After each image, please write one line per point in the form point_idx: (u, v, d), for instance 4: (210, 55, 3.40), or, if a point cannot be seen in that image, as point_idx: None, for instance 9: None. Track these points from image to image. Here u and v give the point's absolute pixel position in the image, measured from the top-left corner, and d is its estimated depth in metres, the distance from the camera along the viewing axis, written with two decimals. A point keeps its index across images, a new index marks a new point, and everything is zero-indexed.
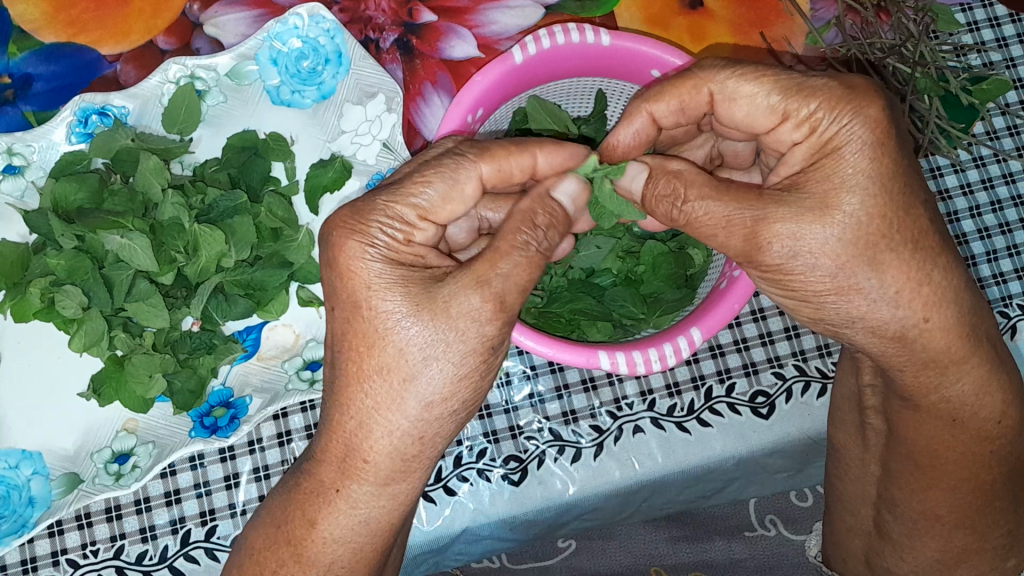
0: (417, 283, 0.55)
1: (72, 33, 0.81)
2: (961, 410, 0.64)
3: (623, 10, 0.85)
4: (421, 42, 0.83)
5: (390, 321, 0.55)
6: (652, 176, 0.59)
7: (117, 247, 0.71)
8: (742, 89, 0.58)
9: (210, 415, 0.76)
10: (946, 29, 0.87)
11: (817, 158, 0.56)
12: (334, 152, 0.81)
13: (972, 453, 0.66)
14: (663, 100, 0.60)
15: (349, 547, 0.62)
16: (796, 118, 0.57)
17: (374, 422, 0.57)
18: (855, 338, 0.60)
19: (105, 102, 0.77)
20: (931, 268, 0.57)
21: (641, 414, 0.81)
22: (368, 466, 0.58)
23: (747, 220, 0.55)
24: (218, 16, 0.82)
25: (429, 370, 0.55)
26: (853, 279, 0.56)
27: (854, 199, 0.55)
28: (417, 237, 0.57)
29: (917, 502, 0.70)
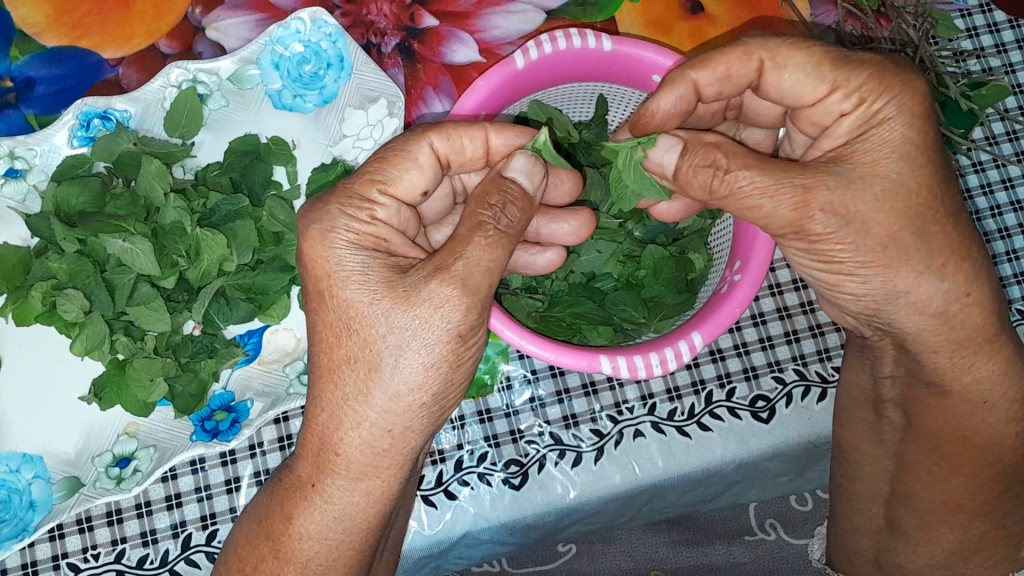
0: (380, 267, 0.56)
1: (74, 36, 0.81)
2: (989, 392, 0.64)
3: (624, 14, 0.85)
4: (423, 46, 0.84)
5: (358, 310, 0.55)
6: (688, 147, 0.59)
7: (119, 251, 0.72)
8: (793, 58, 0.59)
9: (211, 419, 0.76)
10: (945, 34, 0.88)
11: (863, 130, 0.58)
12: (336, 157, 0.81)
13: (999, 436, 0.67)
14: (709, 67, 0.60)
15: (325, 545, 0.62)
16: (845, 89, 0.58)
17: (344, 417, 0.57)
18: (895, 317, 0.61)
19: (108, 106, 0.77)
20: (969, 245, 0.58)
21: (641, 418, 0.81)
22: (337, 459, 0.58)
23: (796, 188, 0.56)
24: (220, 19, 0.82)
25: (398, 360, 0.55)
26: (895, 255, 0.57)
27: (903, 166, 0.56)
28: (380, 216, 0.58)
29: (938, 493, 0.70)
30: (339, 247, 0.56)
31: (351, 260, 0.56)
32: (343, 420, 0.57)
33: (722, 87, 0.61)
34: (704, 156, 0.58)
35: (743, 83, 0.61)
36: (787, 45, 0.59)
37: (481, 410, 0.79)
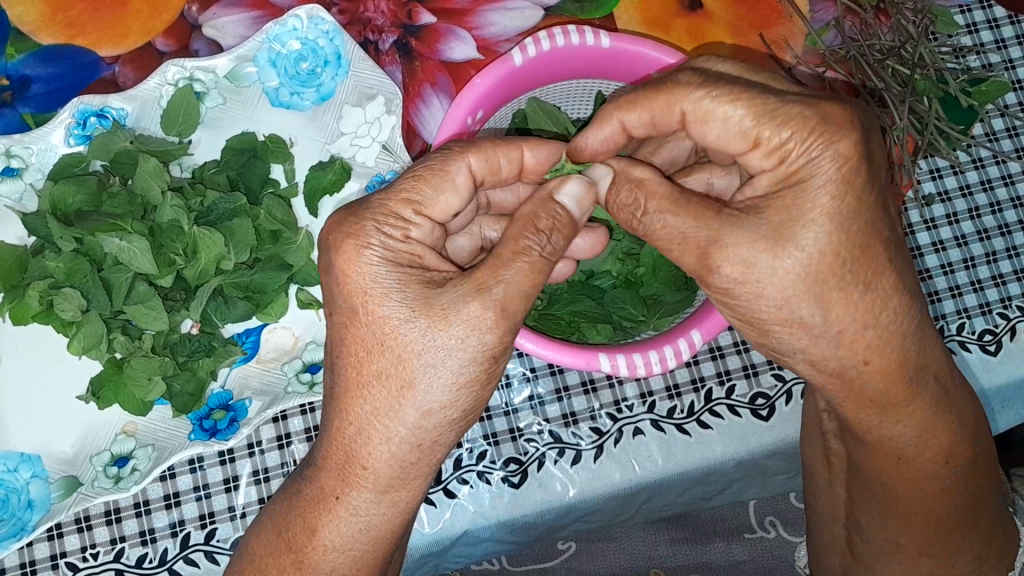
0: (415, 286, 0.55)
1: (71, 34, 0.80)
2: (906, 447, 0.64)
3: (623, 11, 0.85)
4: (421, 43, 0.83)
5: (390, 327, 0.55)
6: (617, 181, 0.58)
7: (117, 250, 0.72)
8: (715, 110, 0.56)
9: (210, 417, 0.76)
10: (944, 30, 0.88)
11: (780, 187, 0.55)
12: (334, 154, 0.81)
13: (925, 489, 0.66)
14: (635, 109, 0.59)
15: (349, 555, 0.61)
16: (768, 145, 0.55)
17: (379, 432, 0.56)
18: (795, 365, 0.60)
19: (103, 104, 0.77)
20: (880, 312, 0.56)
21: (641, 416, 0.81)
22: (366, 472, 0.58)
23: (700, 240, 0.55)
24: (216, 17, 0.82)
25: (429, 378, 0.55)
26: (797, 313, 0.56)
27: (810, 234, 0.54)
28: (414, 232, 0.57)
29: (879, 527, 0.70)
30: (375, 265, 0.55)
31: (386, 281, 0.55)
32: (375, 430, 0.56)
33: (650, 129, 0.60)
34: (628, 194, 0.57)
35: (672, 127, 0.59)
36: (708, 98, 0.56)
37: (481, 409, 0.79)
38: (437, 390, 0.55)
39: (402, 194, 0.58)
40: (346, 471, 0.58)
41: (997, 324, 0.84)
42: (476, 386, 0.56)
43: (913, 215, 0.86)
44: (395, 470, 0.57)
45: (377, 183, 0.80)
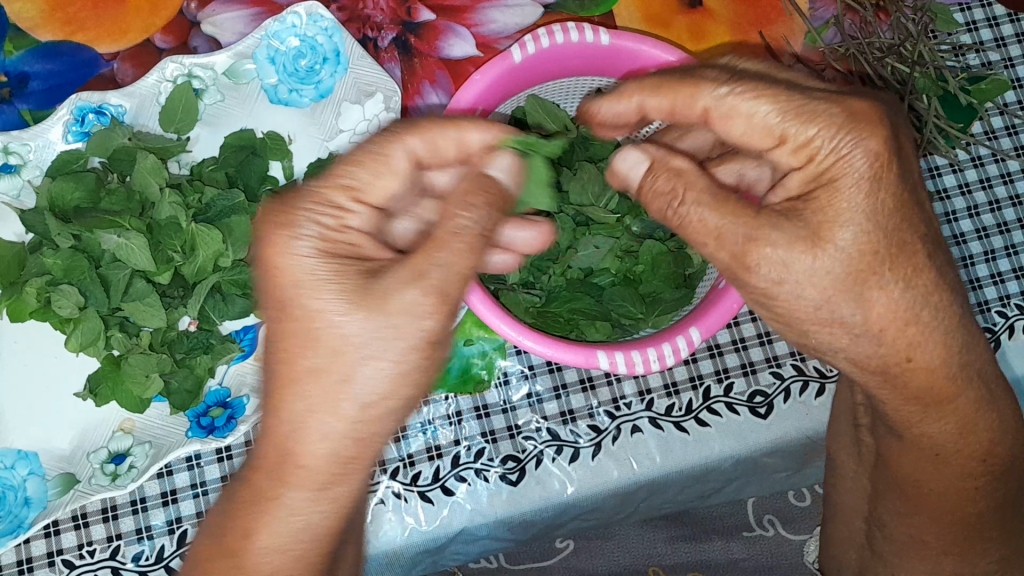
0: (350, 276, 0.53)
1: (69, 31, 0.80)
2: (942, 445, 0.63)
3: (622, 8, 0.85)
4: (420, 41, 0.83)
5: (321, 319, 0.52)
6: (653, 170, 0.59)
7: (115, 246, 0.71)
8: (741, 107, 0.56)
9: (207, 415, 0.75)
10: (944, 28, 0.87)
11: (812, 186, 0.55)
12: (333, 151, 0.81)
13: (955, 487, 0.65)
14: (658, 95, 0.59)
15: (290, 555, 0.55)
16: (794, 142, 0.55)
17: (311, 431, 0.53)
18: (837, 362, 0.60)
19: (102, 101, 0.77)
20: (920, 308, 0.56)
21: (640, 414, 0.80)
22: (301, 471, 0.54)
23: (738, 236, 0.55)
24: (216, 14, 0.82)
25: (367, 368, 0.52)
26: (837, 313, 0.55)
27: (847, 233, 0.53)
28: (350, 221, 0.55)
29: (903, 525, 0.69)
30: (307, 257, 0.53)
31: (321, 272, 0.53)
32: (307, 423, 0.53)
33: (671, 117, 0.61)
34: (665, 183, 0.58)
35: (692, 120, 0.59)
36: (732, 95, 0.56)
37: (478, 406, 0.79)
38: (373, 379, 0.52)
39: (342, 182, 0.56)
40: (275, 478, 0.54)
41: (996, 323, 0.84)
42: (407, 384, 0.54)
43: None
44: (326, 464, 0.54)
45: None
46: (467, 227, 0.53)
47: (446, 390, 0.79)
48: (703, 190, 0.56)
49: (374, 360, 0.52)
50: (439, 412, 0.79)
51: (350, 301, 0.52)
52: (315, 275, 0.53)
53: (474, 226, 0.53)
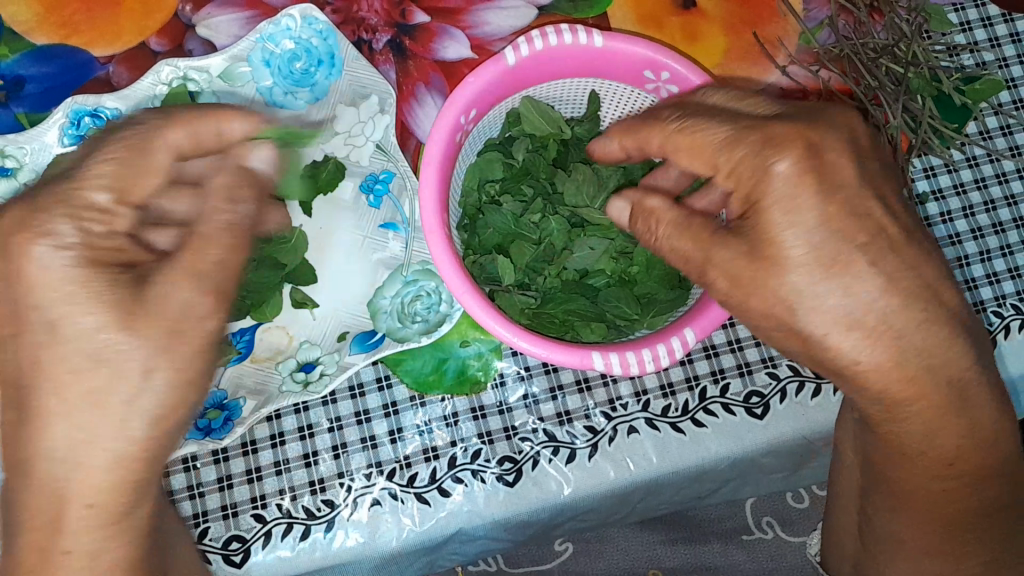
0: (122, 284, 0.53)
1: (64, 34, 0.81)
2: (920, 443, 0.62)
3: (616, 10, 0.85)
4: (415, 43, 0.83)
5: (82, 335, 0.51)
6: (633, 210, 0.63)
7: None
8: (691, 138, 0.59)
9: (204, 417, 0.76)
10: (939, 29, 0.86)
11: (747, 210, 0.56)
12: (328, 154, 0.80)
13: (931, 488, 0.64)
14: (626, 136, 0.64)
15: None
16: (725, 170, 0.57)
17: (83, 451, 0.52)
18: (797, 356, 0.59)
19: (97, 104, 0.76)
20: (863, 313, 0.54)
21: (636, 415, 0.81)
22: (87, 510, 0.53)
23: (698, 257, 0.58)
24: (210, 16, 0.82)
25: (151, 384, 0.53)
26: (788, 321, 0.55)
27: (797, 242, 0.53)
28: (115, 223, 0.55)
29: (888, 522, 0.68)
30: (52, 261, 0.51)
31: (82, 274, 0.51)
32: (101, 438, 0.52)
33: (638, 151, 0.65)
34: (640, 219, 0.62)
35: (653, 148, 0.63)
36: (683, 130, 0.60)
37: (474, 407, 0.79)
38: (150, 394, 0.53)
39: (95, 181, 0.55)
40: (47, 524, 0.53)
41: (992, 323, 0.84)
42: (193, 392, 0.56)
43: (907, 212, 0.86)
44: (111, 484, 0.53)
45: (371, 183, 0.80)
46: (234, 218, 0.57)
47: (442, 391, 0.80)
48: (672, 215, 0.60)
49: (135, 380, 0.53)
50: (435, 414, 0.79)
51: (112, 318, 0.52)
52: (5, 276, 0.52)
53: (244, 222, 0.58)
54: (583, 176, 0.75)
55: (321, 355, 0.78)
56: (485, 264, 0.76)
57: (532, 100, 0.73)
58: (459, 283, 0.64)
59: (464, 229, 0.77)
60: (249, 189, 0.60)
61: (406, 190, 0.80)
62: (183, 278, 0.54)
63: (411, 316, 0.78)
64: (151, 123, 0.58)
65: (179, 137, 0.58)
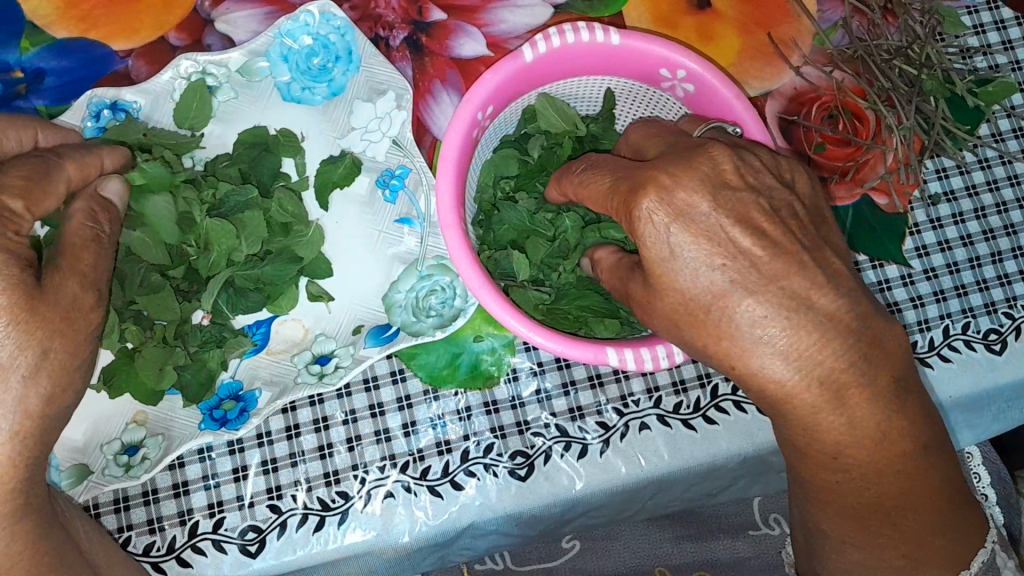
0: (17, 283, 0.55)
1: (84, 28, 0.81)
2: (838, 447, 0.58)
3: (631, 9, 0.86)
4: (431, 40, 0.84)
5: None
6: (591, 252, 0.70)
7: (130, 240, 0.72)
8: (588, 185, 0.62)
9: (220, 408, 0.76)
10: (952, 31, 0.88)
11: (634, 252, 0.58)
12: (344, 149, 0.81)
13: (851, 483, 0.59)
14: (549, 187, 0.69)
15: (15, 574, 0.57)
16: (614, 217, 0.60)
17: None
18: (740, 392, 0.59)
19: (117, 97, 0.78)
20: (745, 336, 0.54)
21: (647, 411, 0.81)
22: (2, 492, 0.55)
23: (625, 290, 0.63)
24: (228, 12, 0.82)
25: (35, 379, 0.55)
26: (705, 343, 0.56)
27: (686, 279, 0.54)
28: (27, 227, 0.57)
29: (814, 519, 0.64)
30: None
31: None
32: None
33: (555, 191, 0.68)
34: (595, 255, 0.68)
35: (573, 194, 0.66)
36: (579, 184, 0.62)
37: (487, 402, 0.80)
38: (32, 397, 0.55)
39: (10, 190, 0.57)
40: None
41: (1003, 324, 0.84)
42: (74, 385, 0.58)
43: (919, 213, 0.86)
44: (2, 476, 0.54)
45: (388, 178, 0.81)
46: (99, 233, 0.62)
47: (455, 385, 0.80)
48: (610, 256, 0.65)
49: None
50: (448, 407, 0.80)
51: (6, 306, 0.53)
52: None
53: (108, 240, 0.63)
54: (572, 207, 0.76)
55: (336, 348, 0.78)
56: (500, 259, 0.76)
57: (549, 96, 0.74)
58: (476, 278, 0.65)
59: (480, 224, 0.78)
60: (106, 215, 0.64)
61: (421, 186, 0.80)
62: (70, 278, 0.58)
63: (426, 310, 0.78)
64: (46, 158, 0.62)
65: (73, 172, 0.64)
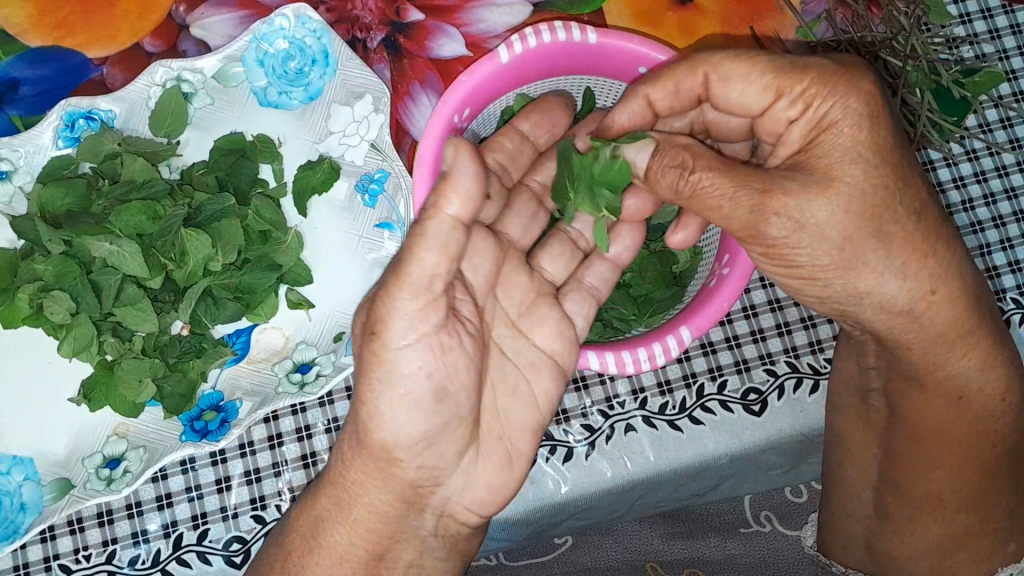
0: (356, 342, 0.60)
1: (59, 35, 0.80)
2: (968, 385, 0.66)
3: (612, 6, 0.85)
4: (410, 41, 0.83)
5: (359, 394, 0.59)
6: (660, 148, 0.61)
7: (106, 254, 0.72)
8: (735, 73, 0.62)
9: (201, 419, 0.76)
10: (939, 20, 0.86)
11: (812, 135, 0.60)
12: (323, 153, 0.81)
13: (977, 431, 0.68)
14: (659, 84, 0.64)
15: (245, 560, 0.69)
16: (790, 96, 0.60)
17: (374, 473, 0.62)
18: (864, 317, 0.62)
19: (92, 106, 0.77)
20: (935, 243, 0.60)
21: (633, 413, 0.80)
22: None
23: (754, 191, 0.57)
24: (205, 17, 0.81)
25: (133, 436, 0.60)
26: (861, 254, 0.59)
27: (857, 169, 0.58)
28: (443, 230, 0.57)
29: (920, 483, 0.71)
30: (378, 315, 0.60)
31: (454, 237, 0.56)
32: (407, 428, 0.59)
33: (672, 100, 0.65)
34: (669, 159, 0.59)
35: (693, 94, 0.64)
36: (728, 58, 0.62)
37: None
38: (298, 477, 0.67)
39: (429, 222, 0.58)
40: None
41: None
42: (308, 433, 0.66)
43: None
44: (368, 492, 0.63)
45: (367, 183, 0.80)
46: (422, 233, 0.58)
47: None
48: (712, 158, 0.58)
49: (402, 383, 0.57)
50: None
51: None
52: (427, 267, 0.56)
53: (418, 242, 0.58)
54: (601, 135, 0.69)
55: (317, 356, 0.78)
56: None
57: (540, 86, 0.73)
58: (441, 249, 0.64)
59: None
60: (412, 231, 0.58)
61: (401, 189, 0.80)
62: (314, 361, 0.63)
63: None
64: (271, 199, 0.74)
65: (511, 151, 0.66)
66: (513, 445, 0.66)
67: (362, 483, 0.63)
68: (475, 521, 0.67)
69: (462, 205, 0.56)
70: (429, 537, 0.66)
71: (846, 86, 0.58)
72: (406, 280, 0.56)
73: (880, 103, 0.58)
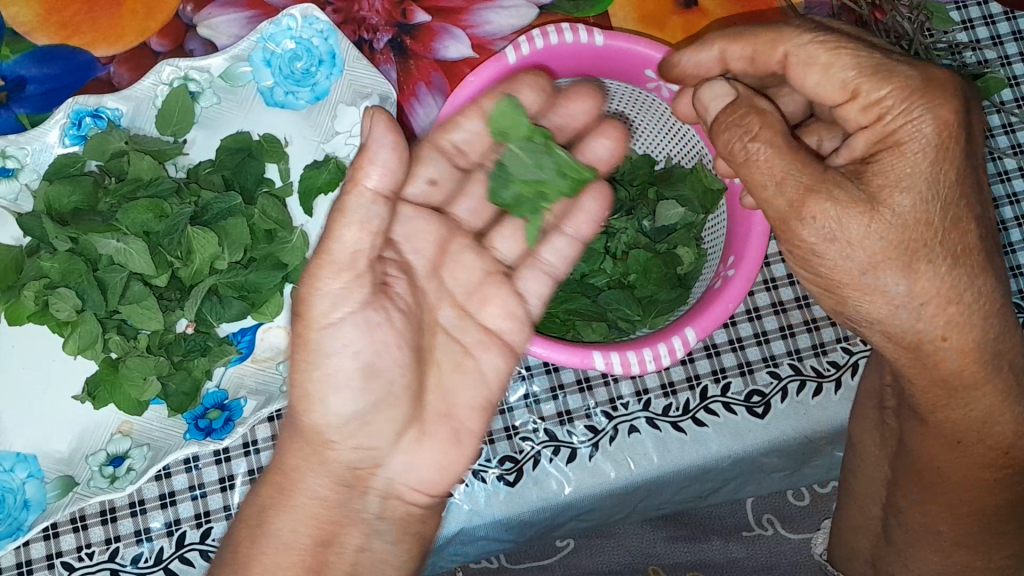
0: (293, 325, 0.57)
1: (66, 34, 0.80)
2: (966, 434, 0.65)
3: (617, 9, 0.85)
4: (415, 42, 0.83)
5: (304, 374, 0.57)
6: (736, 104, 0.58)
7: (113, 251, 0.72)
8: (821, 56, 0.59)
9: (205, 417, 0.76)
10: (941, 26, 0.87)
11: (878, 148, 0.57)
12: (328, 154, 0.81)
13: (974, 477, 0.67)
14: (739, 42, 0.63)
15: None
16: (864, 99, 0.57)
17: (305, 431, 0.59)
18: (871, 338, 0.61)
19: (98, 104, 0.77)
20: (964, 289, 0.57)
21: (637, 414, 0.81)
22: None
23: (802, 183, 0.55)
24: (212, 16, 0.82)
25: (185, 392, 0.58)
26: (879, 281, 0.56)
27: (906, 199, 0.55)
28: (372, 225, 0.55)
29: (918, 515, 0.71)
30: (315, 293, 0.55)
31: (375, 211, 0.54)
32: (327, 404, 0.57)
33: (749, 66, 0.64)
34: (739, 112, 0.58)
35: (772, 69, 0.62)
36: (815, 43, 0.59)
37: None
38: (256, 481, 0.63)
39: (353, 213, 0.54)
40: None
41: None
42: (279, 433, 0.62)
43: None
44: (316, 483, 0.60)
45: None
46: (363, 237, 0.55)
47: None
48: (779, 133, 0.56)
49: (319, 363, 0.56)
50: None
51: None
52: (352, 243, 0.54)
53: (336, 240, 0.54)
54: (500, 93, 0.64)
55: None
56: None
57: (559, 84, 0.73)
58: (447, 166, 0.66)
59: None
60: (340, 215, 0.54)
61: None
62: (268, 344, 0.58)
63: None
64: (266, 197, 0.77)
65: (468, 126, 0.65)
66: (461, 423, 0.63)
67: (300, 467, 0.60)
68: (425, 500, 0.63)
69: (380, 176, 0.54)
70: (374, 520, 0.62)
71: (922, 107, 0.55)
72: (326, 259, 0.54)
73: (954, 134, 0.56)
